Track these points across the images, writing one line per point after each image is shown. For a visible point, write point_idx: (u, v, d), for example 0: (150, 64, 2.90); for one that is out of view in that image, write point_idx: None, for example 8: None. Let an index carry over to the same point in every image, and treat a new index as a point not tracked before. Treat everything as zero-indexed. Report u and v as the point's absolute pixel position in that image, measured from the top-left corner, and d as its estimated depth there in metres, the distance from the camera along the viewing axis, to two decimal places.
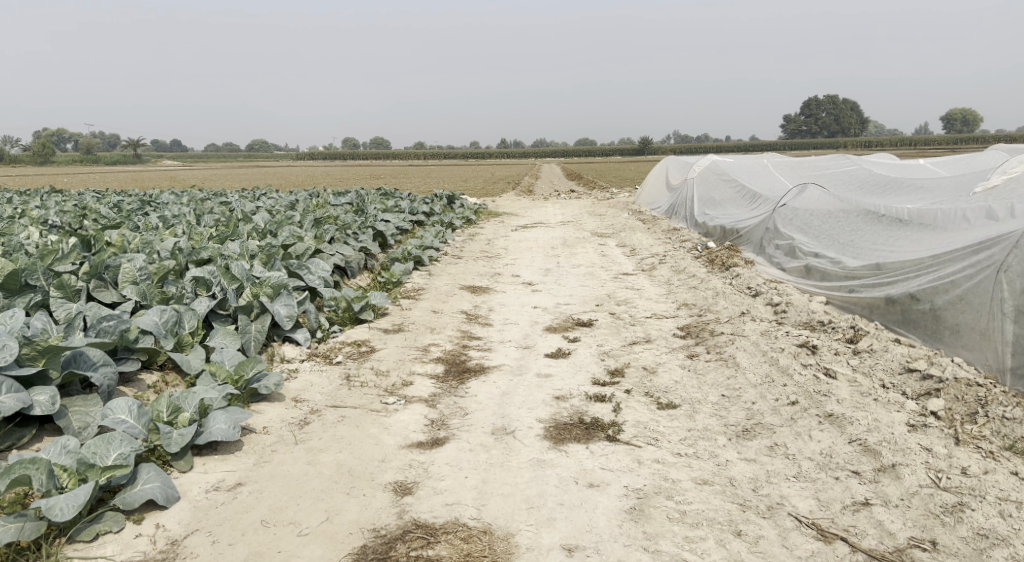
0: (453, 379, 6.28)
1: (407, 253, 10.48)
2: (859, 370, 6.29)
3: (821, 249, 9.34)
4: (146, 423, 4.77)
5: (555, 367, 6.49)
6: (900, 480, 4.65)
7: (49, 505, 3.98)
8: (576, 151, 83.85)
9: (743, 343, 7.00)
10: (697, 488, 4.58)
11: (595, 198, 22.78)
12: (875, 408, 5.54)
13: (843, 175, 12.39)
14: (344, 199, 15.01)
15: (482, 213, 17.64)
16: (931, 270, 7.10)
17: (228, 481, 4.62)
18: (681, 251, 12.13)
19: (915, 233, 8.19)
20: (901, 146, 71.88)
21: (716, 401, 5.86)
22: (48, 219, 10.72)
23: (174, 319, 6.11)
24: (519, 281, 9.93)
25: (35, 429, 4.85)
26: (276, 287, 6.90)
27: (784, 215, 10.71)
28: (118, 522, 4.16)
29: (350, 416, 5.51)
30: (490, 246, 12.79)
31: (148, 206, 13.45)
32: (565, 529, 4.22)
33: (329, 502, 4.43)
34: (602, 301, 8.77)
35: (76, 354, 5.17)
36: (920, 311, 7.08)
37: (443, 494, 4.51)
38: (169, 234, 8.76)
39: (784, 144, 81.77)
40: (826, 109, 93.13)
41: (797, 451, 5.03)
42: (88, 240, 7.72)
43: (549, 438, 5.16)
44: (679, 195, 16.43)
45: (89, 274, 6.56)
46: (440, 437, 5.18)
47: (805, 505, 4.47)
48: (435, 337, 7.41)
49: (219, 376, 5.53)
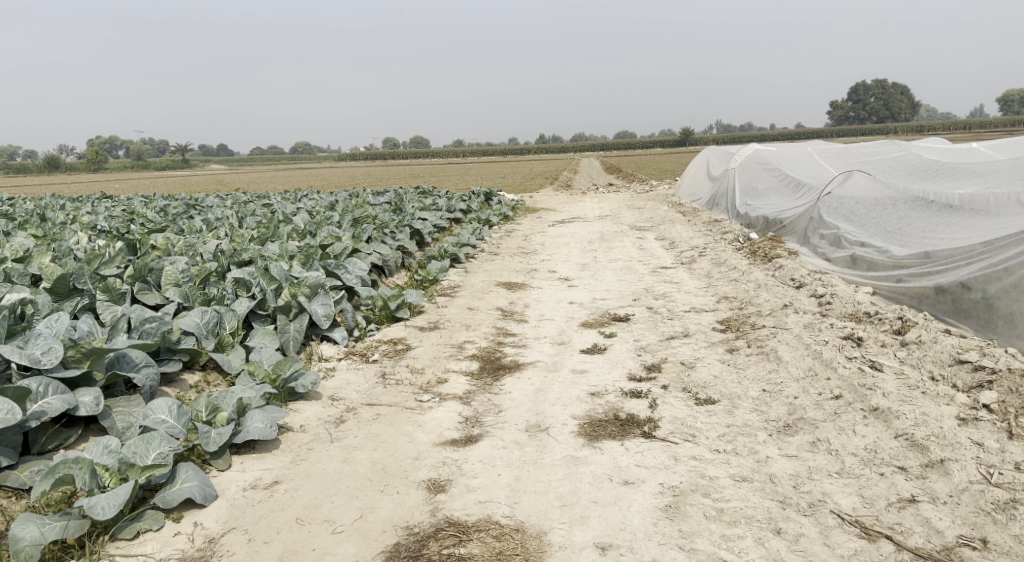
0: (487, 376, 6.25)
1: (444, 251, 10.49)
2: (906, 362, 6.10)
3: (868, 238, 9.09)
4: (185, 422, 4.82)
5: (591, 364, 6.42)
6: (949, 476, 4.48)
7: (91, 504, 4.04)
8: (619, 145, 83.14)
9: (785, 336, 6.84)
10: (736, 486, 4.48)
11: (634, 191, 22.60)
12: (923, 401, 5.36)
13: (891, 162, 12.07)
14: (383, 198, 15.13)
15: (521, 209, 17.59)
16: (984, 258, 6.89)
17: (265, 479, 4.65)
18: (722, 243, 11.94)
19: (967, 219, 7.92)
20: (953, 131, 69.94)
21: (757, 396, 5.73)
22: (97, 224, 11.00)
23: (215, 320, 6.21)
24: (556, 276, 9.87)
25: (81, 429, 4.95)
26: (314, 286, 6.92)
27: (829, 204, 10.46)
28: (158, 520, 4.21)
29: (386, 413, 5.52)
30: (527, 242, 12.76)
31: (193, 209, 13.73)
32: (599, 527, 4.16)
33: (363, 500, 4.44)
34: (640, 296, 8.67)
35: (119, 356, 5.28)
36: (972, 300, 6.84)
37: (476, 492, 4.49)
38: (212, 237, 8.91)
39: (831, 132, 80.03)
40: (874, 95, 90.89)
41: (840, 447, 4.89)
42: (134, 244, 7.89)
43: (584, 434, 5.10)
44: (721, 185, 16.19)
45: (133, 277, 6.69)
46: (474, 435, 5.16)
47: (848, 502, 4.33)
48: (470, 334, 7.39)
49: (257, 376, 5.59)
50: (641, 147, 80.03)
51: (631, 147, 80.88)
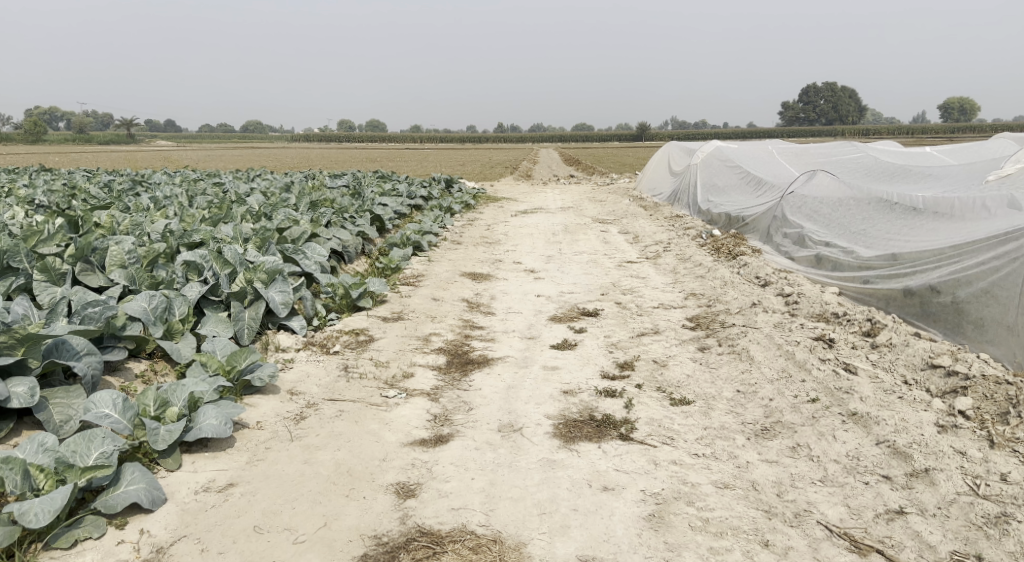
0: (455, 371, 5.99)
1: (406, 238, 10.18)
2: (879, 365, 6.00)
3: (832, 238, 9.04)
4: (131, 418, 4.45)
5: (562, 360, 6.20)
6: (935, 487, 4.40)
7: (22, 510, 3.66)
8: (575, 136, 82.98)
9: (756, 336, 6.71)
10: (719, 493, 4.32)
11: (594, 183, 22.67)
12: (901, 407, 5.25)
13: (851, 163, 12.09)
14: (341, 181, 14.70)
15: (482, 198, 17.29)
16: (952, 262, 6.85)
17: (219, 481, 4.32)
18: (686, 238, 11.84)
19: (932, 223, 7.91)
20: (900, 135, 71.66)
21: (732, 397, 5.58)
22: (36, 197, 10.40)
23: (163, 305, 5.84)
24: (521, 268, 9.63)
25: (13, 422, 4.60)
26: (271, 272, 6.60)
27: (792, 203, 10.40)
28: (98, 527, 3.85)
29: (349, 410, 5.22)
30: (490, 232, 12.47)
31: (139, 186, 13.12)
32: (581, 538, 3.95)
33: (326, 506, 4.14)
34: (608, 290, 8.48)
35: (58, 343, 4.91)
36: (941, 304, 6.79)
37: (448, 497, 4.24)
38: (161, 216, 8.45)
39: (782, 131, 81.15)
40: (825, 97, 92.57)
41: (821, 453, 4.76)
42: (76, 221, 7.43)
43: (559, 436, 4.88)
44: (682, 180, 16.15)
45: (75, 257, 6.27)
46: (444, 434, 4.90)
47: (835, 513, 4.21)
48: (436, 326, 7.11)
49: (210, 367, 5.23)
50: (598, 140, 80.10)
51: (588, 140, 80.87)
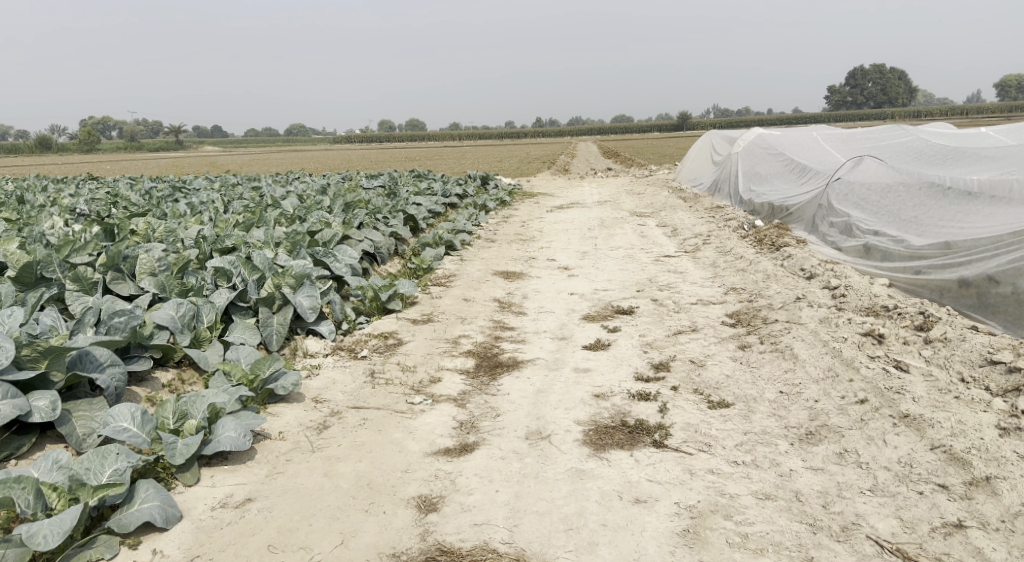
0: (483, 375, 5.79)
1: (439, 238, 10.00)
2: (933, 362, 5.63)
3: (882, 226, 8.61)
4: (150, 432, 4.34)
5: (594, 361, 5.96)
6: (998, 497, 4.07)
7: (31, 532, 3.57)
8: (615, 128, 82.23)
9: (800, 332, 6.38)
10: (759, 505, 4.06)
11: (633, 175, 22.28)
12: (957, 408, 4.89)
13: (899, 147, 11.56)
14: (376, 181, 14.60)
15: (517, 194, 17.06)
16: (1011, 249, 6.43)
17: (236, 497, 4.20)
18: (727, 230, 11.45)
19: (988, 208, 7.47)
20: (952, 116, 69.40)
21: (774, 399, 5.28)
22: (78, 207, 10.47)
23: (191, 313, 5.75)
24: (554, 265, 9.39)
25: (36, 437, 4.55)
26: (299, 276, 6.44)
27: (838, 191, 9.94)
28: (111, 547, 3.75)
29: (373, 418, 5.06)
30: (525, 229, 12.26)
31: (178, 192, 13.16)
32: (609, 557, 3.74)
33: (344, 522, 3.99)
34: (644, 287, 8.21)
35: (81, 354, 4.82)
36: (1001, 295, 6.39)
37: (472, 512, 4.05)
38: (194, 222, 8.38)
39: (829, 115, 79.17)
40: (872, 80, 90.13)
41: (871, 460, 4.45)
42: (111, 229, 7.40)
43: (589, 443, 4.66)
44: (723, 170, 15.71)
45: (106, 265, 6.21)
46: (468, 443, 4.71)
47: (886, 527, 3.93)
48: (465, 327, 6.93)
49: (233, 377, 5.11)
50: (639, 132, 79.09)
51: (628, 131, 80.08)
